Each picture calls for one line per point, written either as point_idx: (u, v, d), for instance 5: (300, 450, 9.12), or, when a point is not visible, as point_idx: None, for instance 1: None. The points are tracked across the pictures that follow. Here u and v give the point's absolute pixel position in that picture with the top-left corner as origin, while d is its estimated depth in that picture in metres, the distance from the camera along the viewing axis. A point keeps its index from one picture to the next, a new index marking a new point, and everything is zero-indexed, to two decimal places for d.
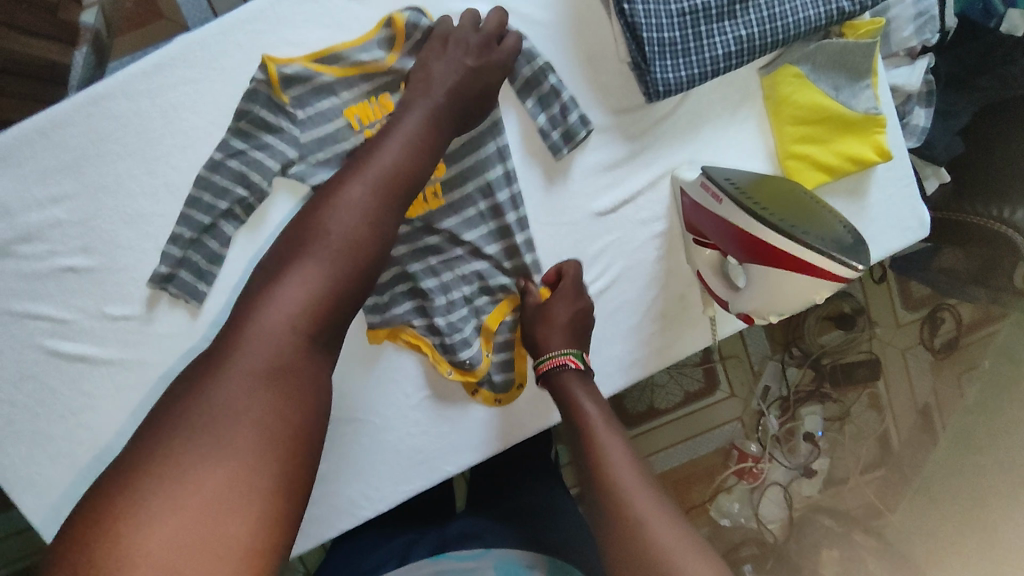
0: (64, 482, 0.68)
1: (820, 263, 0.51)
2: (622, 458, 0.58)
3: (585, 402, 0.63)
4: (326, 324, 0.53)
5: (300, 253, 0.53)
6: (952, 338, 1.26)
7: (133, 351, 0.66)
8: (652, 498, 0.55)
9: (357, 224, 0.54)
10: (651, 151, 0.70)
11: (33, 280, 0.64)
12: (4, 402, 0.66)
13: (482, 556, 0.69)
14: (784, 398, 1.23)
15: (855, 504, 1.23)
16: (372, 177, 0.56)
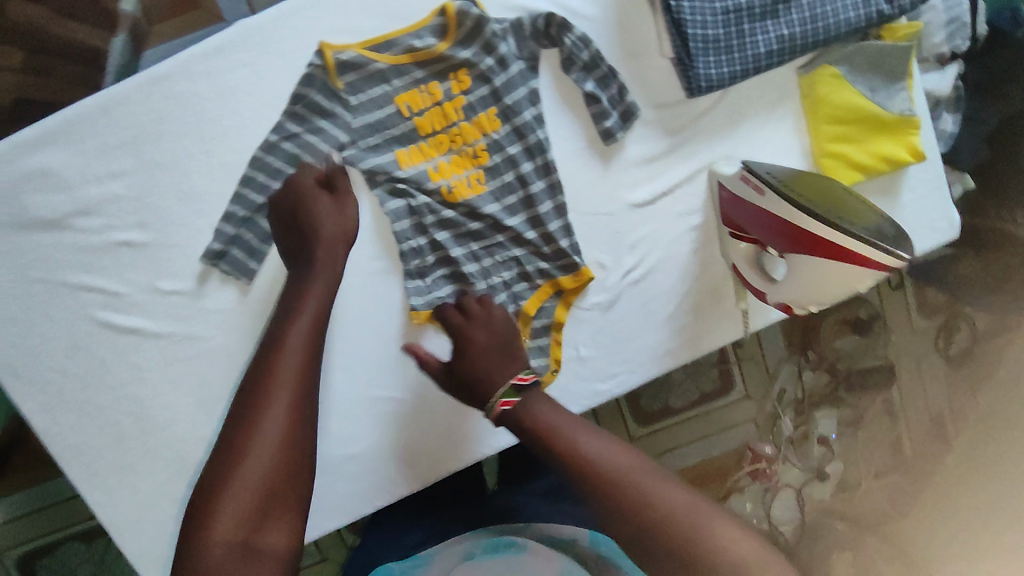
0: (108, 452, 0.69)
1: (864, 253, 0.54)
2: (598, 442, 0.57)
3: (533, 410, 0.60)
4: (278, 515, 0.53)
5: (229, 465, 0.53)
6: (967, 347, 1.26)
7: (183, 326, 0.68)
8: (646, 469, 0.55)
9: (286, 415, 0.55)
10: (690, 145, 0.71)
11: (89, 253, 0.66)
12: (56, 372, 0.68)
13: (525, 529, 0.77)
14: (798, 401, 1.24)
15: (867, 509, 1.24)
16: (287, 370, 0.57)
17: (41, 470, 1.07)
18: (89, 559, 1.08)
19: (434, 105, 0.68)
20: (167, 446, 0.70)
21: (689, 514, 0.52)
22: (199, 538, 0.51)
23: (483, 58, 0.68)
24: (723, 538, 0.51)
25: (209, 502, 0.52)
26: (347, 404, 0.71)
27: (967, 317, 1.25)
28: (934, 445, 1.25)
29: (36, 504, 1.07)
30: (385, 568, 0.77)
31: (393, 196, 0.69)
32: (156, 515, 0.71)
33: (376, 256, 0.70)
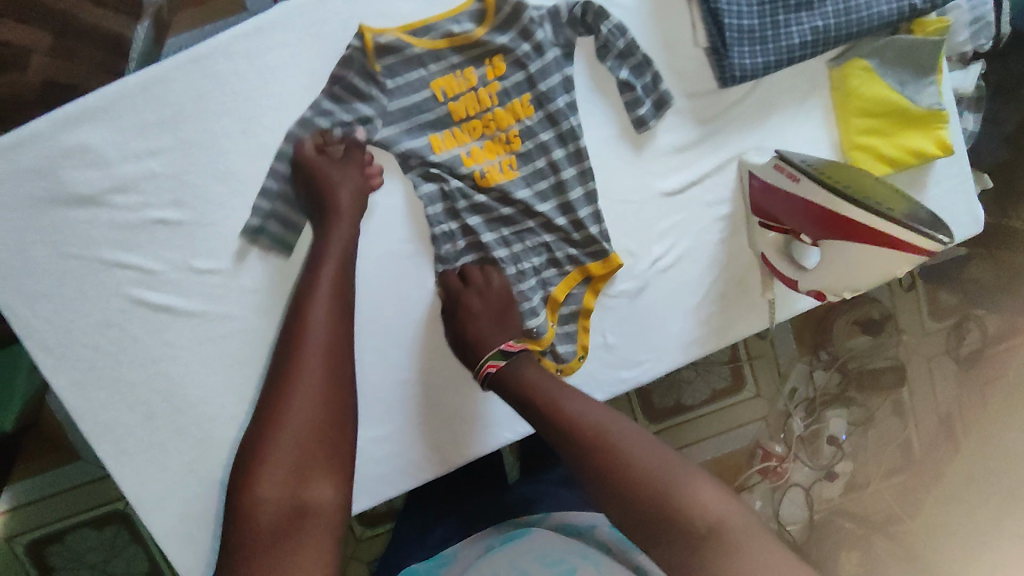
0: (138, 431, 0.69)
1: (890, 231, 0.56)
2: (583, 407, 0.58)
3: (530, 378, 0.63)
4: (319, 475, 0.54)
5: (269, 433, 0.55)
6: (977, 349, 1.28)
7: (217, 305, 0.69)
8: (626, 430, 0.55)
9: (316, 382, 0.57)
10: (721, 135, 0.72)
11: (125, 230, 0.66)
12: (87, 348, 0.67)
13: (544, 520, 0.78)
14: (810, 399, 1.24)
15: (875, 509, 1.26)
16: (312, 341, 0.59)
17: (53, 455, 1.08)
18: (99, 545, 1.09)
19: (468, 91, 0.68)
20: (197, 426, 0.70)
21: (664, 474, 0.51)
22: (247, 501, 0.52)
23: (519, 44, 0.68)
24: (698, 497, 0.50)
25: (252, 469, 0.54)
26: (376, 386, 0.71)
27: (978, 318, 1.27)
28: (944, 446, 1.27)
29: (51, 487, 1.08)
30: (410, 569, 0.77)
31: (426, 180, 0.69)
32: (184, 495, 0.71)
33: (408, 240, 0.70)
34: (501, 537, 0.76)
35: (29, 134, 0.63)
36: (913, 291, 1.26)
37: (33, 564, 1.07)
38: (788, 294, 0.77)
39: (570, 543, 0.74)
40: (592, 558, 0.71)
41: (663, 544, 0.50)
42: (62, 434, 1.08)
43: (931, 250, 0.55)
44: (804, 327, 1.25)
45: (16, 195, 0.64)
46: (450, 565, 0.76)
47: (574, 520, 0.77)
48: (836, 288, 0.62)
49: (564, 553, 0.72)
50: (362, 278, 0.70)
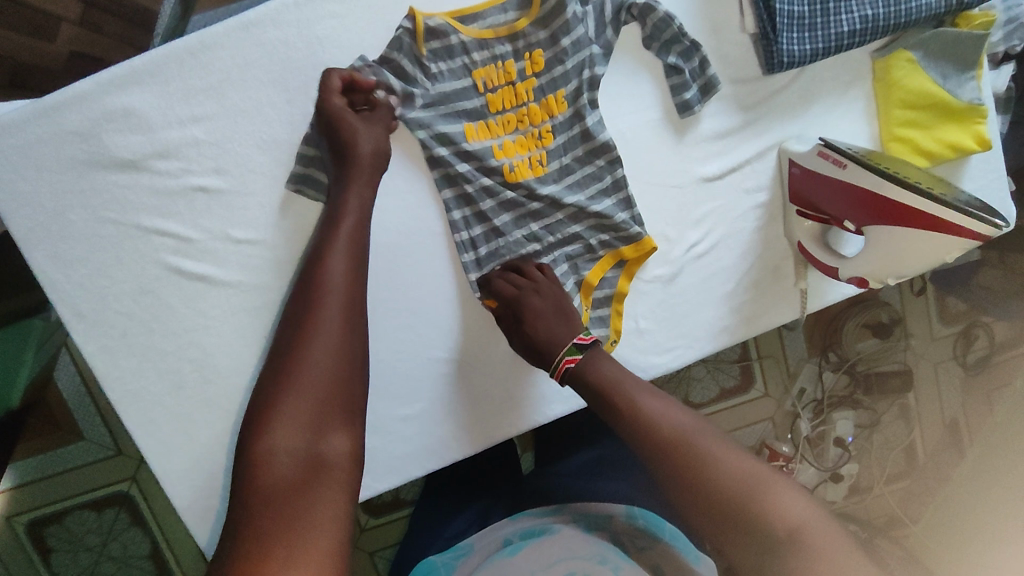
0: (166, 400, 0.68)
1: (949, 219, 0.57)
2: (656, 401, 0.58)
3: (591, 368, 0.63)
4: (333, 429, 0.51)
5: (284, 383, 0.52)
6: (984, 356, 1.28)
7: (253, 275, 0.68)
8: (700, 431, 0.55)
9: (334, 337, 0.55)
10: (762, 122, 0.73)
11: (165, 196, 0.66)
12: (121, 315, 0.66)
13: (561, 513, 0.75)
14: (817, 401, 1.25)
15: (878, 513, 1.26)
16: (331, 298, 0.57)
17: (56, 435, 1.06)
18: (98, 527, 1.07)
19: (507, 84, 0.68)
20: (226, 398, 0.69)
21: (740, 473, 0.51)
22: (259, 450, 0.48)
23: (559, 39, 0.68)
24: (773, 498, 0.49)
25: (265, 418, 0.50)
26: (409, 362, 0.70)
27: (986, 325, 1.28)
28: (948, 451, 1.27)
29: (63, 464, 1.06)
30: (427, 563, 0.74)
31: (447, 184, 0.69)
32: (209, 468, 0.69)
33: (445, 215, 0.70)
34: (515, 531, 0.74)
35: (73, 94, 0.62)
36: (923, 296, 1.27)
37: (31, 544, 1.06)
38: (820, 285, 0.77)
39: (589, 545, 0.69)
40: (611, 563, 0.67)
41: (738, 541, 0.49)
42: (66, 413, 1.06)
43: (984, 235, 0.56)
44: (813, 328, 1.26)
45: (57, 156, 0.63)
46: (468, 555, 0.74)
47: (592, 512, 0.75)
48: (883, 273, 0.64)
49: (582, 558, 0.68)
50: (399, 252, 0.69)
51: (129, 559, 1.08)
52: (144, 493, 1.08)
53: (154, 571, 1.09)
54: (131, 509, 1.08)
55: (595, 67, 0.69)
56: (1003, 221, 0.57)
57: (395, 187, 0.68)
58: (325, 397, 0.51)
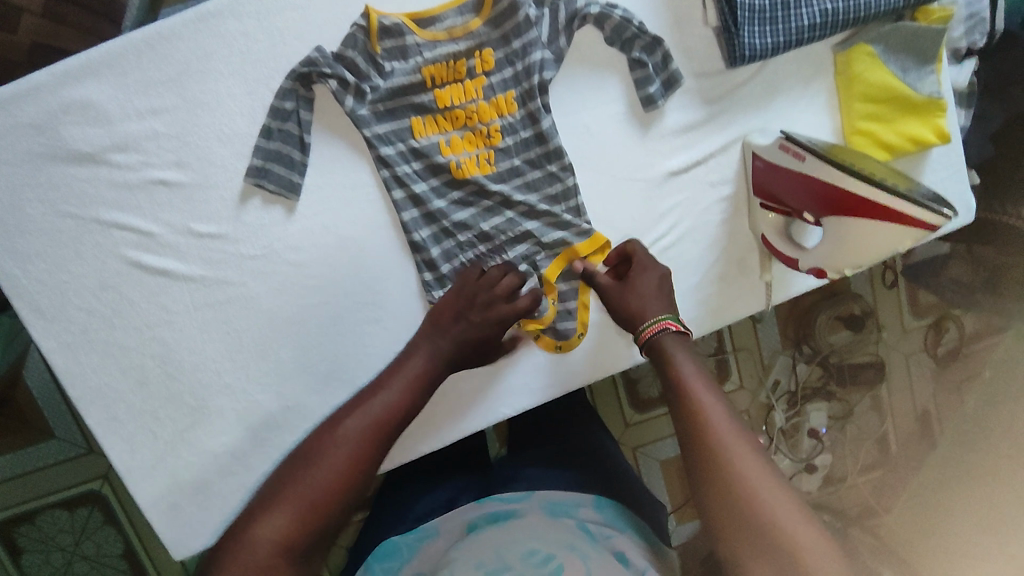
0: (130, 393, 0.69)
1: (907, 211, 0.57)
2: (716, 411, 0.57)
3: (671, 347, 0.62)
4: (318, 543, 0.57)
5: (308, 475, 0.59)
6: (954, 347, 1.31)
7: (214, 270, 0.68)
8: (748, 456, 0.54)
9: (352, 456, 0.60)
10: (727, 115, 0.73)
11: (124, 190, 0.65)
12: (82, 311, 0.67)
13: (528, 500, 0.76)
14: (792, 393, 1.27)
15: (851, 504, 1.29)
16: (367, 421, 0.62)
17: (24, 434, 1.05)
18: (70, 526, 1.07)
19: (456, 81, 0.68)
20: (190, 393, 0.70)
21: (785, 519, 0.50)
22: (257, 530, 0.56)
23: (510, 41, 0.68)
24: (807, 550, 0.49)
25: (272, 503, 0.58)
26: (375, 357, 0.72)
27: (956, 318, 1.30)
28: (919, 442, 1.30)
29: (32, 462, 1.05)
30: (391, 542, 0.75)
31: (397, 185, 0.69)
32: (174, 459, 0.71)
33: (406, 208, 0.69)
34: (484, 515, 0.75)
35: (29, 86, 0.62)
36: (895, 289, 1.28)
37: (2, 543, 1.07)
38: (785, 276, 0.77)
39: (559, 534, 0.69)
40: (579, 551, 0.66)
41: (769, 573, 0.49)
42: (35, 410, 1.05)
43: (932, 224, 0.57)
44: (788, 320, 1.27)
45: (14, 150, 0.63)
46: (434, 538, 0.75)
47: (563, 500, 0.75)
48: (838, 264, 0.64)
49: (551, 547, 0.67)
50: (362, 244, 0.70)
51: (102, 557, 1.08)
52: (116, 493, 1.07)
53: (128, 571, 1.09)
54: (104, 508, 1.07)
55: (544, 71, 0.68)
56: (954, 210, 0.57)
57: (358, 181, 0.69)
58: (330, 509, 0.58)
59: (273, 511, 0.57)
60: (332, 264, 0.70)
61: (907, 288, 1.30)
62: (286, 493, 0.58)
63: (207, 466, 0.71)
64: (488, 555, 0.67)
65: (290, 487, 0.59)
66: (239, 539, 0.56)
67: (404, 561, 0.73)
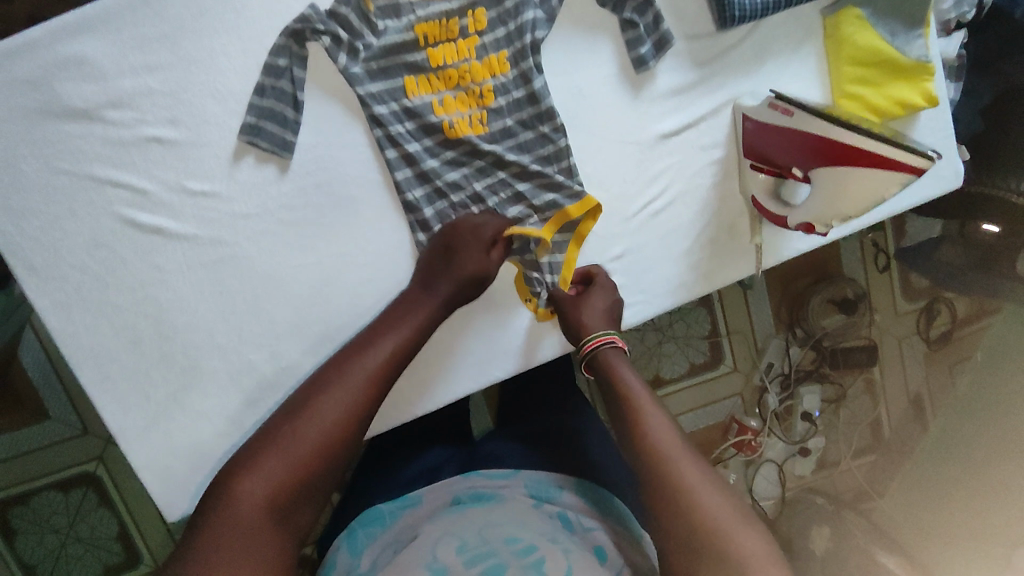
0: (123, 353, 0.69)
1: (895, 155, 0.59)
2: (659, 418, 0.62)
3: (617, 361, 0.68)
4: (302, 496, 0.58)
5: (296, 426, 0.60)
6: (945, 330, 1.45)
7: (207, 229, 0.68)
8: (690, 461, 0.58)
9: (342, 409, 0.61)
10: (717, 78, 0.74)
11: (119, 147, 0.66)
12: (75, 269, 0.67)
13: (512, 478, 0.77)
14: (785, 375, 1.37)
15: (846, 486, 1.45)
16: (362, 373, 0.63)
17: (22, 415, 1.12)
18: (65, 508, 1.13)
19: (449, 40, 0.69)
20: (182, 352, 0.70)
21: (722, 517, 0.54)
22: (238, 487, 0.56)
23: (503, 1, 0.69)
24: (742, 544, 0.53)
25: (258, 456, 0.58)
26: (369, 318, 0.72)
27: (946, 303, 1.44)
28: (912, 424, 1.46)
29: (27, 445, 1.12)
30: (375, 508, 0.75)
31: (390, 145, 0.69)
32: (166, 421, 0.71)
33: (399, 169, 0.70)
34: (469, 493, 0.74)
35: (25, 41, 0.62)
36: (887, 273, 1.40)
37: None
38: (775, 241, 0.78)
39: (539, 525, 0.66)
40: (562, 543, 0.63)
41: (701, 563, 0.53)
42: (31, 391, 1.11)
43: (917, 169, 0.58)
44: (782, 305, 1.37)
45: (8, 105, 0.63)
46: (416, 506, 0.75)
47: (550, 484, 0.75)
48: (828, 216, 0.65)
49: (533, 536, 0.63)
50: (355, 205, 0.70)
51: (96, 538, 1.14)
52: (110, 474, 1.14)
53: (120, 552, 1.15)
54: (98, 489, 1.14)
55: (536, 30, 0.69)
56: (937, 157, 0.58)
57: (351, 141, 0.69)
58: (317, 461, 0.59)
59: (259, 463, 0.58)
60: (325, 224, 0.70)
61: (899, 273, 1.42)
62: (273, 444, 0.59)
63: (198, 428, 0.72)
64: (470, 536, 0.63)
65: (277, 438, 0.59)
66: (224, 488, 0.57)
67: (384, 527, 0.73)
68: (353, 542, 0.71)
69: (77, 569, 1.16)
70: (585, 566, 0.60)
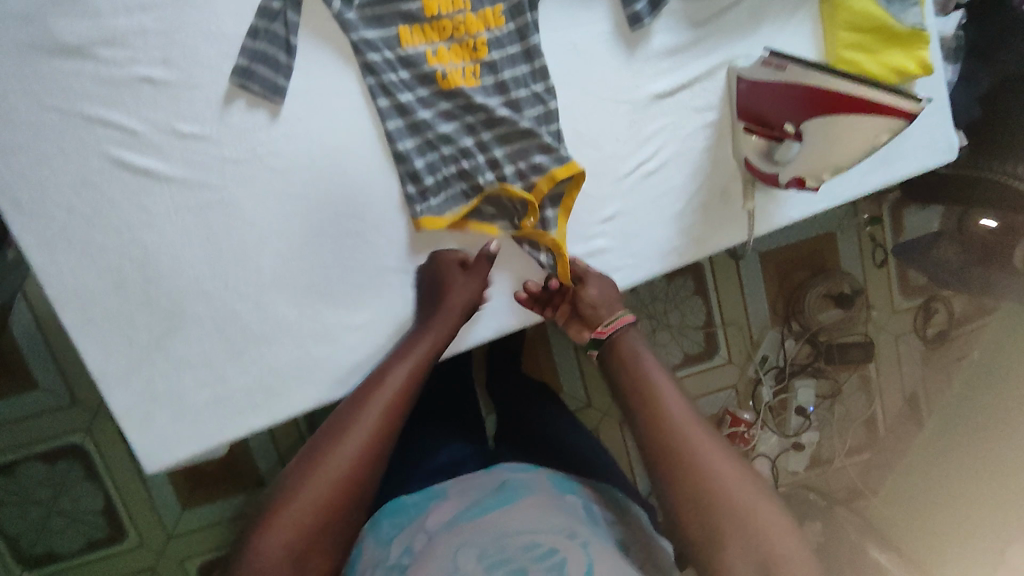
0: (107, 296, 0.69)
1: (889, 102, 0.60)
2: (676, 398, 0.64)
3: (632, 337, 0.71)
4: (334, 529, 0.60)
5: (324, 456, 0.61)
6: (943, 330, 1.44)
7: (197, 173, 0.68)
8: (707, 440, 0.60)
9: (366, 439, 0.62)
10: (711, 40, 0.74)
11: (111, 86, 0.66)
12: (62, 208, 0.67)
13: (532, 473, 0.79)
14: (780, 368, 1.36)
15: (839, 486, 1.44)
16: (376, 412, 0.64)
17: (10, 384, 1.14)
18: (51, 479, 1.18)
19: None
20: (168, 299, 0.70)
21: (740, 493, 0.57)
22: (262, 538, 0.57)
23: None
24: (763, 518, 0.56)
25: (290, 491, 0.59)
26: (357, 271, 0.73)
27: (945, 301, 1.43)
28: (908, 426, 1.44)
29: (16, 413, 1.15)
30: (399, 501, 0.80)
31: (383, 94, 0.69)
32: (149, 369, 0.71)
33: (392, 119, 0.70)
34: (491, 483, 0.77)
35: None
36: (884, 268, 1.39)
37: None
38: (766, 208, 0.78)
39: (555, 520, 0.67)
40: (581, 538, 0.65)
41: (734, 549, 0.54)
42: (20, 360, 1.14)
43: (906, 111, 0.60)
44: (778, 297, 1.35)
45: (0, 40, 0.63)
46: (440, 499, 0.77)
47: (567, 479, 0.79)
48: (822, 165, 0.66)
49: (547, 534, 0.64)
50: (346, 154, 0.71)
51: (81, 511, 1.19)
52: (97, 446, 1.18)
53: (106, 523, 1.20)
54: (84, 462, 1.18)
55: None
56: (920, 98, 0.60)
57: (345, 90, 0.69)
58: (347, 494, 0.60)
59: (293, 496, 0.59)
60: (315, 172, 0.70)
61: (897, 269, 1.41)
62: (304, 476, 0.60)
63: (182, 378, 0.71)
64: (489, 545, 0.64)
65: (307, 468, 0.60)
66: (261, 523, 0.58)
67: (410, 518, 0.75)
68: (380, 533, 0.74)
69: (62, 539, 1.21)
70: (604, 567, 0.61)
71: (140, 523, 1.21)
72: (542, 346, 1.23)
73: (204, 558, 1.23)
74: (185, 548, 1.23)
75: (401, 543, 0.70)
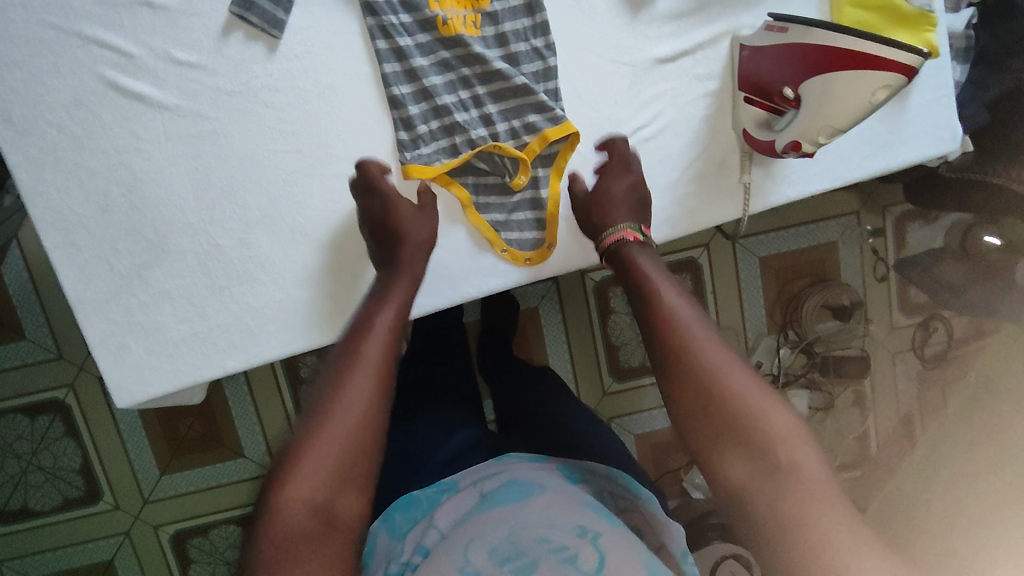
0: (89, 221, 0.68)
1: (877, 52, 0.60)
2: (686, 307, 0.60)
3: (648, 270, 0.64)
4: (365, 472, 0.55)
5: (338, 395, 0.56)
6: (942, 349, 1.36)
7: (189, 101, 0.68)
8: (718, 349, 0.57)
9: (376, 370, 0.58)
10: (713, 9, 0.74)
11: (110, 7, 0.66)
12: (52, 127, 0.66)
13: (543, 463, 0.80)
14: (773, 377, 1.33)
15: None
16: (379, 343, 0.60)
17: None
18: (31, 434, 1.17)
19: None
20: (151, 228, 0.69)
21: (767, 406, 0.54)
22: (282, 492, 0.52)
23: None
24: (781, 425, 0.54)
25: (306, 438, 0.54)
26: (343, 217, 0.72)
27: (944, 320, 1.35)
28: (900, 444, 1.36)
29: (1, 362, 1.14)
30: (411, 495, 0.79)
31: (382, 37, 0.69)
32: (125, 300, 0.69)
33: (390, 64, 0.70)
34: (503, 474, 0.77)
35: None
36: (885, 283, 1.34)
37: None
38: (763, 185, 0.77)
39: (568, 517, 0.65)
40: (591, 534, 0.63)
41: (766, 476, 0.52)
42: (10, 311, 1.13)
43: (906, 69, 0.60)
44: (777, 304, 1.32)
45: None
46: (453, 491, 0.78)
47: (573, 467, 0.79)
48: (817, 130, 0.66)
49: (561, 533, 0.63)
50: (342, 94, 0.70)
51: (58, 469, 1.18)
52: (79, 404, 1.16)
53: (81, 483, 1.19)
54: (64, 418, 1.16)
55: None
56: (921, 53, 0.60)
57: (344, 29, 0.69)
58: (371, 430, 0.55)
59: (312, 445, 0.54)
60: (308, 110, 0.70)
61: (898, 284, 1.34)
62: (320, 422, 0.55)
63: (157, 312, 0.70)
64: (501, 541, 0.62)
65: (320, 413, 0.55)
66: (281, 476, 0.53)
67: (424, 513, 0.76)
68: (393, 528, 0.75)
69: (35, 496, 1.19)
70: (615, 561, 0.60)
71: (115, 487, 1.19)
72: (534, 331, 1.22)
73: (178, 527, 1.21)
74: (160, 514, 1.21)
75: (413, 541, 0.71)
